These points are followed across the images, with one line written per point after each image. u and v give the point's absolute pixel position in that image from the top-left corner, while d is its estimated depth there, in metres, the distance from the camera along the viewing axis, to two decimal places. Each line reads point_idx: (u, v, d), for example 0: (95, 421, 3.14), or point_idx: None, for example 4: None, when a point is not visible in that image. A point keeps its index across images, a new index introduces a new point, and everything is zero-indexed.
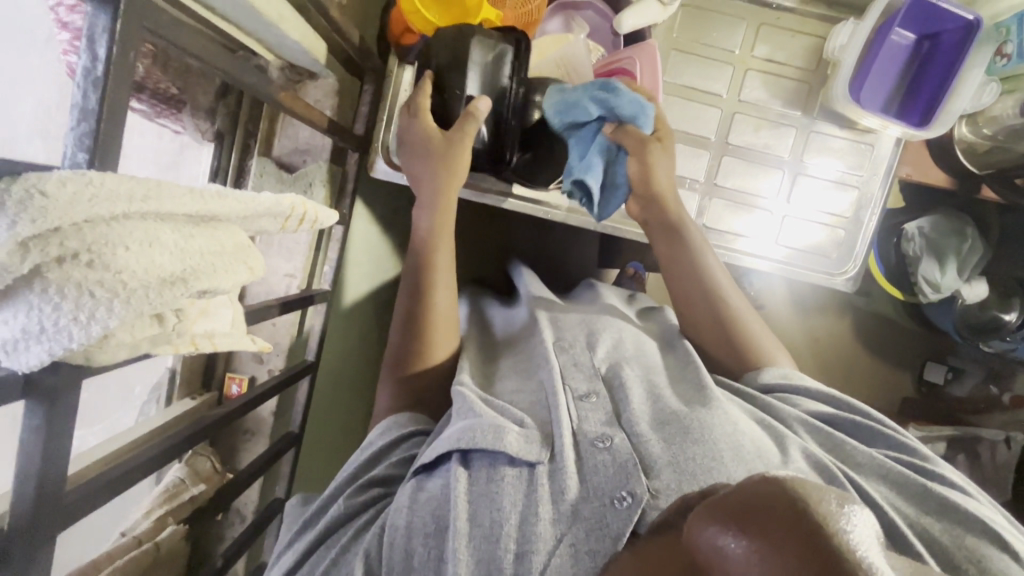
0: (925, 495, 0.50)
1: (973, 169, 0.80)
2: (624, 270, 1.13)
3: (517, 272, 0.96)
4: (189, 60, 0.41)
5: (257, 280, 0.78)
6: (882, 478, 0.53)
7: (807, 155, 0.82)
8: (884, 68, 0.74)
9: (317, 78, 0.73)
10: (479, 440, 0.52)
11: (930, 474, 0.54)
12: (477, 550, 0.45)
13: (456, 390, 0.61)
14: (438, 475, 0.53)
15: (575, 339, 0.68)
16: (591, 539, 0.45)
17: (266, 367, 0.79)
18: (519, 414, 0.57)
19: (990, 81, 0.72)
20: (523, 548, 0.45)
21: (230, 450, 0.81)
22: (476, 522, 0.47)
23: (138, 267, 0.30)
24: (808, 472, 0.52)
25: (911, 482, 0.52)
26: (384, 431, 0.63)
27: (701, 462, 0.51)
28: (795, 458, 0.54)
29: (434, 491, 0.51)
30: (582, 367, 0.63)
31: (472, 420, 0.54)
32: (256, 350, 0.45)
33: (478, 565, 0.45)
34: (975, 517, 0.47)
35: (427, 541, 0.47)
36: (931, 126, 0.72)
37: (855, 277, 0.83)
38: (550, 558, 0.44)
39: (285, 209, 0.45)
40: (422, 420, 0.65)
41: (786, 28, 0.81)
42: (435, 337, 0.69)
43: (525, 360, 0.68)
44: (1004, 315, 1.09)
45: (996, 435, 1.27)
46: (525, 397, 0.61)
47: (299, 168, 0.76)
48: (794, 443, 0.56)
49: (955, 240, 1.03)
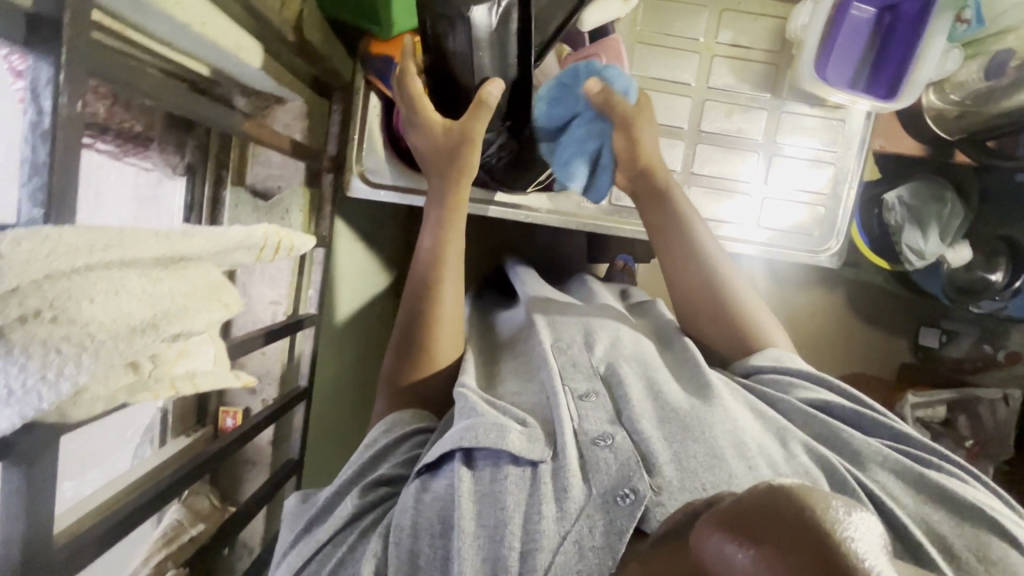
0: (922, 484, 0.52)
1: (944, 136, 0.81)
2: (613, 265, 1.14)
3: (511, 271, 0.96)
4: (143, 101, 0.40)
5: (243, 310, 0.77)
6: (882, 468, 0.54)
7: (780, 135, 0.82)
8: (847, 43, 0.74)
9: (284, 101, 0.72)
10: (482, 439, 0.51)
11: (927, 462, 0.55)
12: (483, 550, 0.45)
13: (461, 389, 0.59)
14: (442, 476, 0.52)
15: (572, 339, 0.68)
16: (593, 533, 0.46)
17: (260, 398, 0.79)
18: (522, 414, 0.57)
19: (952, 48, 0.72)
20: (527, 546, 0.45)
21: (230, 484, 0.80)
22: (482, 522, 0.47)
23: (106, 317, 0.29)
24: (811, 467, 0.53)
25: (909, 473, 0.53)
26: (387, 428, 0.62)
27: (703, 460, 0.52)
28: (797, 453, 0.55)
29: (440, 491, 0.51)
30: (581, 367, 0.63)
31: (476, 419, 0.54)
32: (241, 386, 0.44)
33: (483, 564, 0.45)
34: (970, 503, 0.49)
35: (433, 543, 0.48)
36: (898, 98, 0.72)
37: (839, 252, 0.84)
38: (554, 556, 0.44)
39: (257, 239, 0.45)
40: (423, 414, 0.64)
41: (749, 12, 0.81)
42: (441, 333, 0.68)
43: (524, 364, 0.67)
44: (990, 275, 1.11)
45: (994, 394, 1.27)
46: (522, 401, 0.60)
47: (275, 195, 0.75)
48: (796, 439, 0.56)
49: (935, 206, 1.04)
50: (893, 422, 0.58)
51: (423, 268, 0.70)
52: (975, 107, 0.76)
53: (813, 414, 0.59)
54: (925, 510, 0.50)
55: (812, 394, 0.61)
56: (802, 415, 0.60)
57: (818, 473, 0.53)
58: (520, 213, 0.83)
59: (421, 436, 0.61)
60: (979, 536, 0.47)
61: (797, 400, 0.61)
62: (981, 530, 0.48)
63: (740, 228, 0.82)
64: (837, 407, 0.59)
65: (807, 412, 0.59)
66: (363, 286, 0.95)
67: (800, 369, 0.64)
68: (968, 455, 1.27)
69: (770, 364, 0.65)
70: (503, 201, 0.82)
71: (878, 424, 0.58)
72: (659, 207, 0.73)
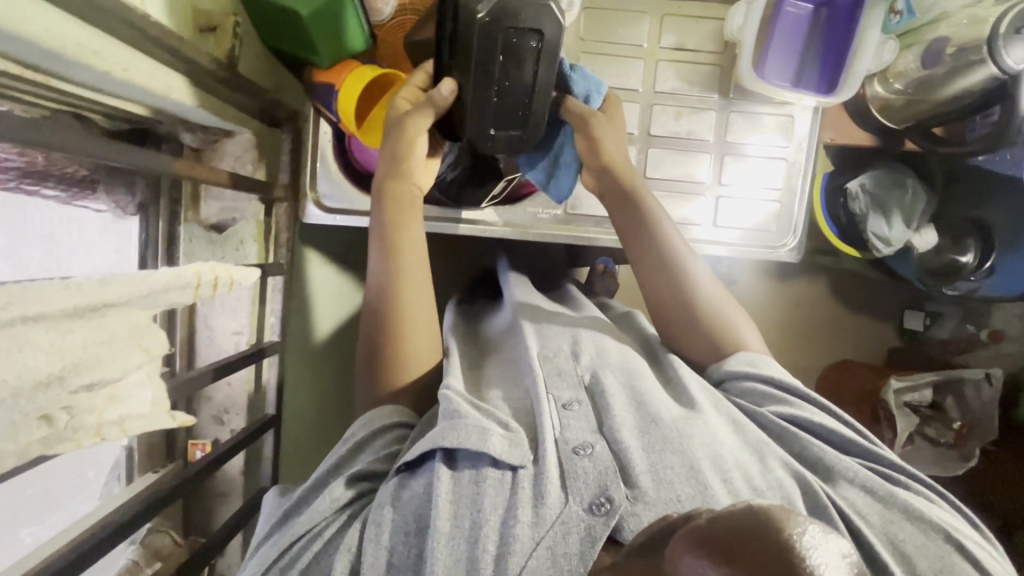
0: (892, 502, 0.53)
1: (889, 125, 0.80)
2: (594, 267, 1.13)
3: (501, 270, 0.96)
4: (57, 152, 0.41)
5: (205, 343, 0.78)
6: (854, 486, 0.55)
7: (731, 135, 0.82)
8: (786, 39, 0.75)
9: (232, 134, 0.73)
10: (464, 441, 0.51)
11: (898, 480, 0.56)
12: (456, 550, 0.46)
13: (445, 393, 0.58)
14: (420, 475, 0.53)
15: (559, 347, 0.67)
16: (568, 540, 0.46)
17: (228, 427, 0.79)
18: (506, 416, 0.57)
19: (887, 40, 0.73)
20: (502, 549, 0.46)
21: (203, 515, 0.80)
22: (458, 522, 0.48)
23: (9, 373, 0.30)
24: (786, 482, 0.53)
25: (880, 492, 0.54)
26: (365, 424, 0.61)
27: (680, 471, 0.52)
28: (772, 467, 0.55)
29: (418, 490, 0.52)
30: (565, 375, 0.62)
31: (457, 421, 0.54)
32: (176, 426, 0.44)
33: (456, 564, 0.46)
34: (936, 525, 0.51)
35: (407, 540, 0.49)
36: (838, 92, 0.73)
37: (798, 247, 0.84)
38: (527, 561, 0.45)
39: (189, 278, 0.46)
40: (404, 411, 0.63)
41: (690, 15, 0.82)
42: (415, 342, 0.66)
43: (510, 368, 0.67)
44: (959, 257, 1.11)
45: (978, 374, 1.26)
46: (509, 405, 0.60)
47: (229, 227, 0.76)
48: (773, 454, 0.56)
49: (896, 193, 1.05)
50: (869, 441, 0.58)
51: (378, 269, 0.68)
52: (916, 96, 0.77)
53: (787, 429, 0.59)
54: (894, 528, 0.51)
55: (786, 408, 0.61)
56: (779, 433, 0.60)
57: (792, 487, 0.53)
58: (479, 230, 0.84)
59: (403, 430, 0.61)
60: (942, 558, 0.49)
61: (772, 413, 0.61)
62: (946, 548, 0.49)
63: (699, 229, 0.83)
64: (814, 423, 0.59)
65: (782, 428, 0.60)
66: None
67: (776, 381, 0.64)
68: (957, 437, 1.26)
69: (745, 368, 0.65)
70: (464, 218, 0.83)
71: (855, 442, 0.58)
72: (627, 212, 0.72)
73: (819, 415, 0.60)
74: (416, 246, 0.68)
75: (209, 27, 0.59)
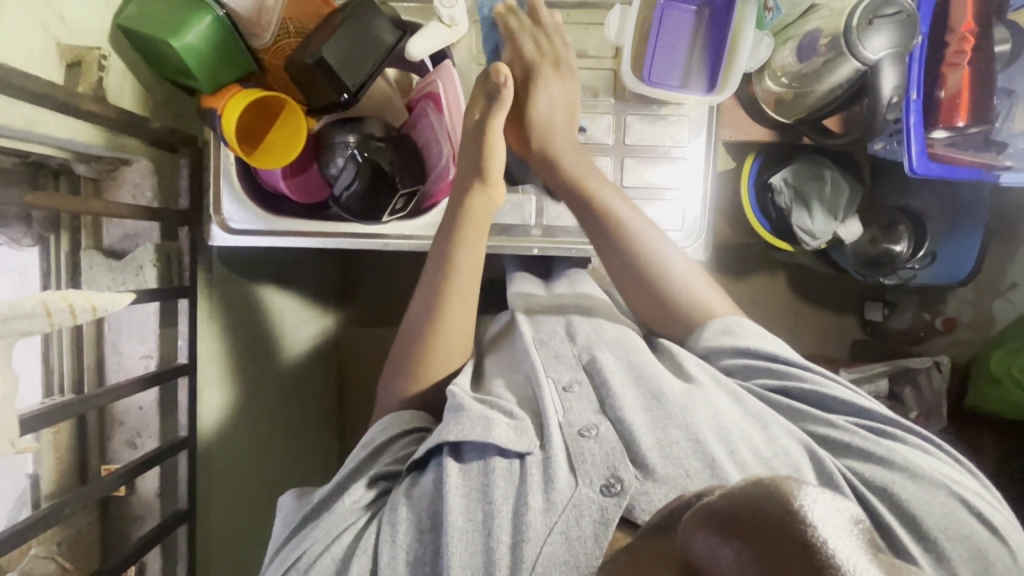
0: (891, 463, 0.55)
1: (784, 120, 0.86)
2: None
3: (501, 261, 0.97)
4: None
5: (115, 367, 0.79)
6: (852, 453, 0.57)
7: (629, 137, 0.83)
8: (670, 39, 0.80)
9: (130, 162, 0.73)
10: (469, 432, 0.57)
11: (891, 435, 0.58)
12: (472, 542, 0.51)
13: (450, 388, 0.64)
14: (429, 471, 0.58)
15: (554, 331, 0.73)
16: (581, 522, 0.50)
17: (141, 451, 0.80)
18: (510, 406, 0.62)
19: (763, 36, 0.79)
20: (516, 538, 0.50)
21: (123, 539, 0.81)
22: (471, 515, 0.53)
23: None
24: (792, 447, 0.57)
25: (876, 454, 0.56)
26: (386, 428, 0.65)
27: (686, 445, 0.56)
28: (778, 436, 0.58)
29: (428, 485, 0.57)
30: (562, 358, 0.68)
31: (461, 415, 0.59)
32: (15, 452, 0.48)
33: (474, 554, 0.50)
34: (941, 482, 0.53)
35: (422, 538, 0.53)
36: (717, 90, 0.78)
37: (703, 244, 0.84)
38: (542, 547, 0.49)
39: (30, 307, 0.48)
40: (421, 416, 0.68)
41: (579, 22, 0.84)
42: (442, 349, 0.71)
43: (511, 359, 0.72)
44: (894, 246, 1.09)
45: (926, 361, 1.24)
46: (513, 394, 0.65)
47: (129, 253, 0.76)
48: (777, 424, 0.59)
49: (817, 185, 1.05)
50: (862, 402, 0.61)
51: (434, 265, 0.72)
52: (801, 89, 0.84)
53: (788, 403, 0.62)
54: (897, 488, 0.53)
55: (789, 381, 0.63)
56: (789, 409, 0.62)
57: (799, 456, 0.56)
58: (382, 243, 0.85)
59: (419, 435, 0.65)
60: (941, 512, 0.51)
61: (759, 385, 0.64)
62: (947, 503, 0.52)
63: None
64: (803, 390, 0.62)
65: (785, 402, 0.62)
66: (255, 326, 0.96)
67: (751, 347, 0.66)
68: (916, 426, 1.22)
69: (721, 334, 0.69)
70: (370, 232, 0.84)
71: (849, 403, 0.61)
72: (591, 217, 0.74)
73: (812, 383, 0.63)
74: (472, 254, 0.72)
75: (75, 61, 0.62)
